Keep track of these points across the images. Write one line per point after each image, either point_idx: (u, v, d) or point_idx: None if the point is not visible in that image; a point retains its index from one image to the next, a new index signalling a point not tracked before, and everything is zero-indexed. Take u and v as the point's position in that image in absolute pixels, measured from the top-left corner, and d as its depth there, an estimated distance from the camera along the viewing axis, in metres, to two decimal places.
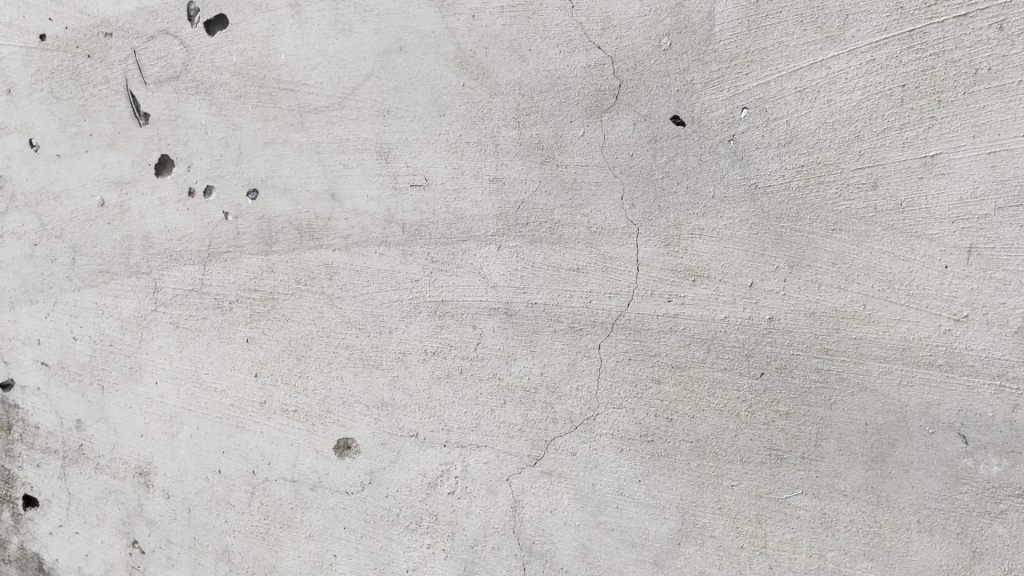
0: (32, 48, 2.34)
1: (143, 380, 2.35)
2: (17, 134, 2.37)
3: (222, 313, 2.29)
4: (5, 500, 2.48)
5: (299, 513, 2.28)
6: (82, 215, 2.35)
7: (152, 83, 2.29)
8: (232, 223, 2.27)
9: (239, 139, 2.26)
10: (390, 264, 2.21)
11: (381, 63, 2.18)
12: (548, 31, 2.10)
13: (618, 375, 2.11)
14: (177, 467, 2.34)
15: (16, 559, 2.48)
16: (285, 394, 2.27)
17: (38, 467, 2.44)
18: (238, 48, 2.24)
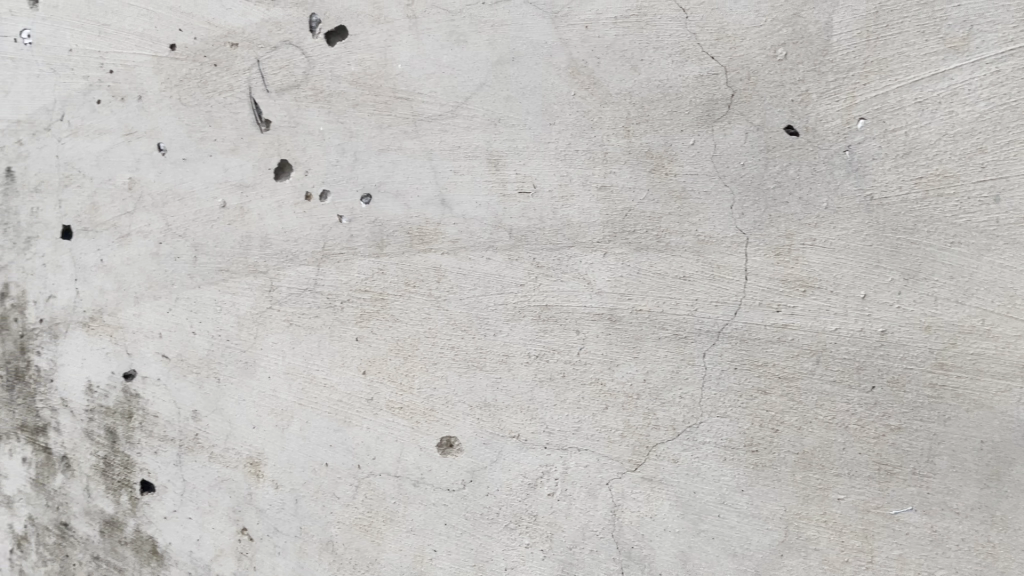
0: (163, 57, 2.47)
1: (257, 374, 2.46)
2: (146, 138, 2.51)
3: (335, 313, 2.39)
4: (123, 484, 2.61)
5: (402, 508, 2.36)
6: (204, 215, 2.47)
7: (274, 92, 2.40)
8: (346, 226, 2.37)
9: (355, 146, 2.35)
10: (496, 269, 2.26)
11: (494, 73, 2.24)
12: (661, 41, 2.13)
13: (722, 384, 2.11)
14: (287, 458, 2.44)
15: (131, 541, 2.61)
16: (392, 392, 2.35)
17: (156, 454, 2.57)
18: (357, 58, 2.34)
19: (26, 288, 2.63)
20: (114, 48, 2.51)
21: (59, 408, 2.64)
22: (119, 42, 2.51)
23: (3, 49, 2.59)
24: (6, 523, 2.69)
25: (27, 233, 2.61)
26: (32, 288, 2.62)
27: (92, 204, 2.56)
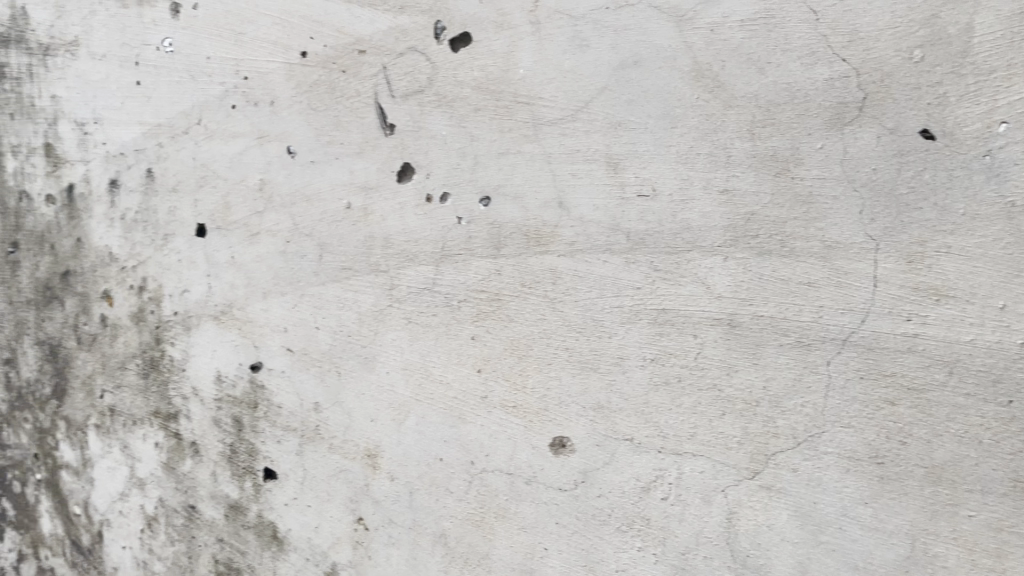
0: (294, 64, 2.58)
1: (376, 369, 2.55)
2: (277, 142, 2.62)
3: (452, 312, 2.46)
4: (247, 471, 2.74)
5: (513, 505, 2.42)
6: (330, 216, 2.58)
7: (399, 97, 2.48)
8: (465, 228, 2.43)
9: (476, 149, 2.41)
10: (613, 272, 2.31)
11: (616, 77, 2.30)
12: (790, 43, 2.20)
13: (846, 394, 2.17)
14: (403, 451, 2.54)
15: (253, 525, 2.75)
16: (505, 391, 2.41)
17: (279, 443, 2.69)
18: (480, 64, 2.40)
19: (163, 282, 2.79)
20: (249, 55, 2.63)
21: (190, 396, 2.80)
22: (254, 50, 2.63)
23: (146, 57, 2.74)
24: (140, 504, 2.89)
25: (165, 231, 2.77)
26: (168, 282, 2.79)
27: (224, 204, 2.70)
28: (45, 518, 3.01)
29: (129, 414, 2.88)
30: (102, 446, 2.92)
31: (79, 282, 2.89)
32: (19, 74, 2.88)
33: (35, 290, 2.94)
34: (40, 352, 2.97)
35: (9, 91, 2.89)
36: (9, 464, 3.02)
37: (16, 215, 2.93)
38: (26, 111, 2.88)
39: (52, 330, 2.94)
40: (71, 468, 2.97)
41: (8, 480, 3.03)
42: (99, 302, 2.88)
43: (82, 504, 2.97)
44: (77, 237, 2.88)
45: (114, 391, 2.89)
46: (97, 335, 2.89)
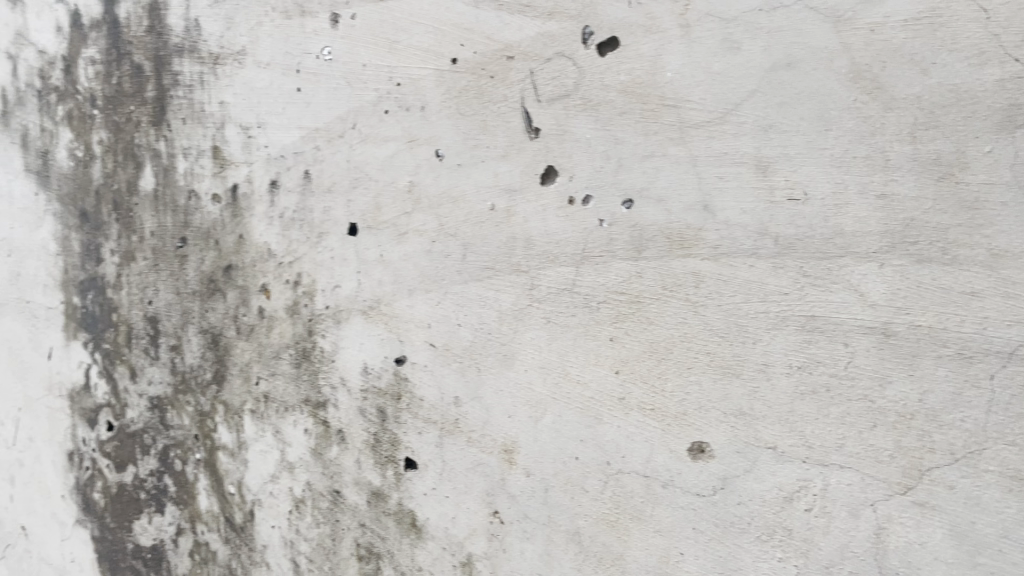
0: (445, 71, 2.67)
1: (515, 367, 2.62)
2: (426, 145, 2.72)
3: (592, 313, 2.52)
4: (389, 460, 2.87)
5: (649, 508, 2.47)
6: (475, 217, 2.66)
7: (545, 101, 2.55)
8: (606, 230, 2.49)
9: (620, 153, 2.47)
10: (759, 276, 2.36)
11: (769, 79, 2.35)
12: (956, 43, 2.22)
13: (1012, 411, 2.18)
14: (539, 449, 2.60)
15: (393, 512, 2.87)
16: (644, 393, 2.46)
17: (420, 435, 2.81)
18: (626, 68, 2.46)
19: (316, 277, 2.96)
20: (403, 63, 2.73)
21: (338, 386, 2.95)
22: (406, 57, 2.72)
23: (306, 65, 2.89)
24: (289, 487, 3.08)
25: (320, 229, 2.93)
26: (321, 278, 2.95)
27: (375, 205, 2.83)
28: (202, 495, 3.27)
29: (282, 401, 3.06)
30: (256, 430, 3.13)
31: (240, 276, 3.11)
32: (192, 81, 3.13)
33: (201, 283, 3.18)
34: (203, 340, 3.21)
35: (182, 98, 3.15)
36: (172, 443, 3.31)
37: (186, 212, 3.19)
38: (197, 116, 3.13)
39: (214, 320, 3.17)
40: (227, 450, 3.21)
41: (171, 458, 3.31)
42: (257, 294, 3.08)
43: (236, 483, 3.20)
44: (239, 234, 3.09)
45: (268, 378, 3.08)
46: (254, 325, 3.09)
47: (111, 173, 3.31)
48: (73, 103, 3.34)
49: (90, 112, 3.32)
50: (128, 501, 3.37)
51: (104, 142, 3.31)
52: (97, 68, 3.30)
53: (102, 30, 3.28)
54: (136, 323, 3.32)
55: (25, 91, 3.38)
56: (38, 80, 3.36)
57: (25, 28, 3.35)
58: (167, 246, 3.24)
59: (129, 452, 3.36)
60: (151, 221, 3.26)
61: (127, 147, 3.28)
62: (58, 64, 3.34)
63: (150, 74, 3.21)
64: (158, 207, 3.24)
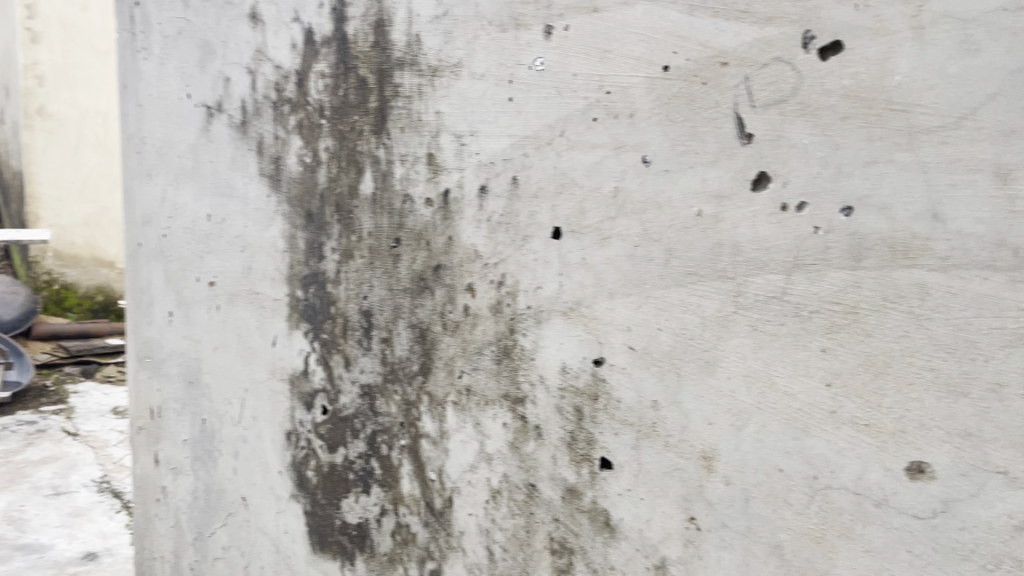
0: (656, 78, 2.70)
1: (717, 373, 2.62)
2: (634, 151, 2.77)
3: (802, 322, 2.46)
4: (584, 459, 2.94)
5: (859, 527, 2.39)
6: (681, 223, 2.68)
7: (760, 106, 2.50)
8: (822, 237, 2.42)
9: (839, 159, 2.38)
10: (994, 290, 2.16)
11: (1013, 81, 2.11)
12: None
13: None
14: (740, 458, 2.59)
15: (587, 510, 2.94)
16: (858, 408, 2.38)
17: (617, 436, 2.86)
18: (850, 72, 2.35)
19: (520, 278, 3.07)
20: (614, 71, 2.79)
21: (537, 383, 3.06)
22: (618, 65, 2.78)
23: (519, 76, 3.01)
24: (486, 477, 3.22)
25: (525, 233, 3.05)
26: (525, 279, 3.06)
27: (580, 210, 2.91)
28: (406, 479, 3.50)
29: (483, 394, 3.22)
30: (458, 420, 3.31)
31: (448, 275, 3.29)
32: (411, 92, 3.33)
33: (412, 280, 3.40)
34: (412, 334, 3.42)
35: (402, 108, 3.36)
36: (380, 429, 3.58)
37: (401, 214, 3.42)
38: (414, 125, 3.33)
39: (423, 315, 3.38)
40: (430, 438, 3.41)
41: (378, 443, 3.59)
42: (464, 293, 3.25)
43: (437, 470, 3.39)
44: (450, 235, 3.27)
45: (471, 372, 3.25)
46: (460, 322, 3.26)
47: (336, 178, 3.63)
48: (303, 114, 3.72)
49: (319, 121, 3.66)
50: (338, 480, 3.77)
51: (329, 149, 3.64)
52: (326, 81, 3.60)
53: (332, 46, 3.56)
54: (352, 316, 3.63)
55: (261, 103, 3.88)
56: (273, 92, 3.81)
57: (264, 46, 3.82)
58: (383, 246, 3.49)
59: (341, 435, 3.74)
60: (369, 221, 3.52)
61: (350, 154, 3.56)
62: (292, 78, 3.73)
63: (373, 86, 3.44)
64: (376, 209, 3.50)
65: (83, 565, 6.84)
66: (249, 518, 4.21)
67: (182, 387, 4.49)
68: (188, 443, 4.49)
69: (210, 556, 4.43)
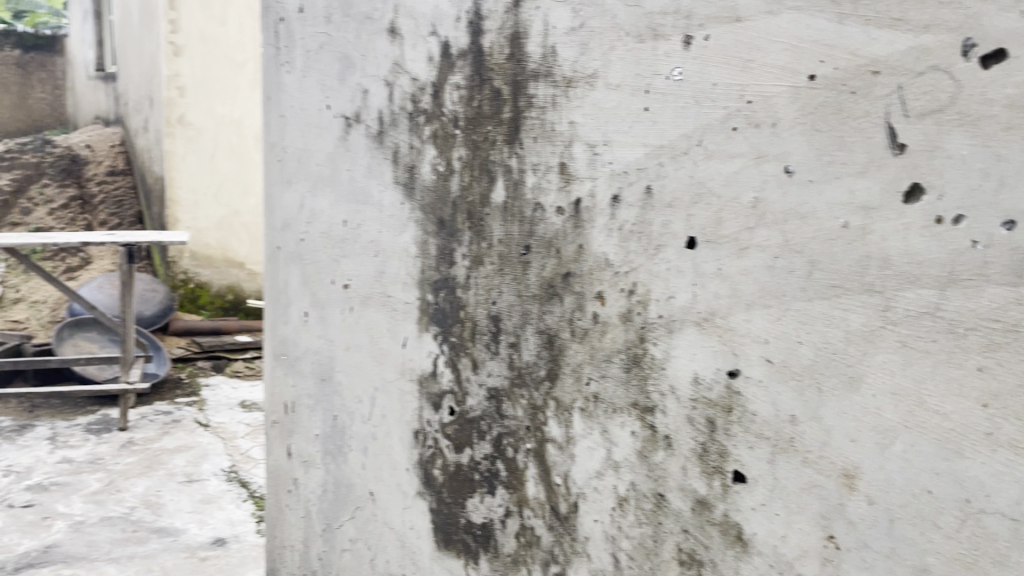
0: (801, 87, 2.65)
1: (861, 390, 2.55)
2: (775, 161, 2.73)
3: (956, 339, 2.35)
4: (716, 471, 2.92)
5: (1015, 554, 2.25)
6: (825, 234, 2.61)
7: (914, 116, 2.40)
8: (980, 252, 2.29)
9: (1002, 170, 2.24)
10: None
11: None
12: None
13: None
14: (884, 477, 2.51)
15: (719, 523, 2.92)
16: (1016, 430, 2.23)
17: (751, 449, 2.83)
18: (1016, 81, 2.20)
19: (652, 288, 3.08)
20: (756, 80, 2.76)
21: (667, 393, 3.06)
22: (760, 75, 2.74)
23: (656, 86, 3.02)
24: (613, 484, 3.24)
25: (658, 242, 3.05)
26: (656, 288, 3.06)
27: (717, 220, 2.89)
28: (531, 482, 3.56)
29: (611, 402, 3.24)
30: (585, 427, 3.34)
31: (577, 283, 3.32)
32: (545, 103, 3.38)
33: (541, 287, 3.45)
34: (539, 340, 3.48)
35: (536, 118, 3.42)
36: (506, 432, 3.65)
37: (532, 222, 3.48)
38: (547, 135, 3.38)
39: (551, 322, 3.42)
40: (556, 443, 3.45)
41: (504, 445, 3.67)
42: (593, 301, 3.27)
43: (563, 475, 3.43)
44: (580, 243, 3.31)
45: (599, 380, 3.28)
46: (589, 329, 3.29)
47: (468, 186, 3.73)
48: (438, 124, 3.84)
49: (453, 132, 3.77)
50: (464, 480, 3.87)
51: (462, 159, 3.74)
52: (461, 93, 3.71)
53: (467, 59, 3.66)
54: (480, 321, 3.72)
55: (398, 113, 4.03)
56: (410, 104, 3.96)
57: (402, 59, 3.97)
58: (513, 252, 3.56)
59: (467, 436, 3.84)
60: (500, 229, 3.60)
61: (483, 163, 3.65)
62: (427, 89, 3.86)
63: (507, 97, 3.51)
64: (507, 217, 3.57)
65: (213, 549, 7.24)
66: (376, 512, 4.37)
67: (315, 384, 4.71)
68: (319, 437, 4.70)
69: (337, 547, 4.63)
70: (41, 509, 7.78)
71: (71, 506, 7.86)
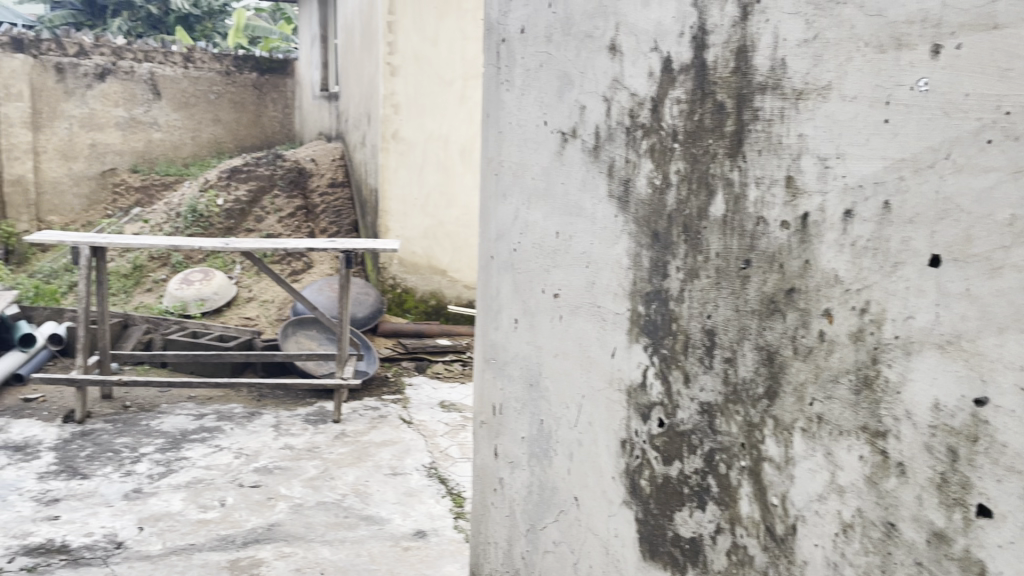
0: None
1: None
2: None
3: None
4: (958, 503, 2.73)
5: None
6: None
7: None
8: None
9: None
10: None
11: None
12: None
13: None
14: None
15: (959, 559, 2.73)
16: None
17: (999, 482, 2.59)
18: None
19: (887, 306, 2.95)
20: (1016, 90, 2.55)
21: (902, 418, 2.91)
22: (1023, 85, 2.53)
23: (898, 97, 2.89)
24: (837, 509, 3.13)
25: (896, 258, 2.92)
26: (892, 307, 2.93)
27: (966, 236, 2.70)
28: (745, 500, 3.51)
29: (837, 424, 3.13)
30: (807, 448, 3.25)
31: (802, 299, 3.25)
32: (772, 116, 3.33)
33: (761, 302, 3.41)
34: (758, 356, 3.43)
35: (761, 131, 3.38)
36: (719, 447, 3.63)
37: (753, 236, 3.44)
38: (773, 148, 3.34)
39: (772, 338, 3.37)
40: (774, 462, 3.38)
41: (716, 461, 3.64)
42: (819, 318, 3.18)
43: (780, 496, 3.36)
44: (806, 259, 3.23)
45: (823, 401, 3.18)
46: (813, 347, 3.20)
47: (685, 199, 3.74)
48: (656, 138, 3.88)
49: (671, 146, 3.80)
50: (672, 492, 3.87)
51: (680, 172, 3.76)
52: (682, 107, 3.74)
53: (690, 73, 3.68)
54: (694, 334, 3.72)
55: (615, 128, 4.12)
56: (628, 118, 4.03)
57: (622, 75, 4.05)
58: (732, 266, 3.53)
59: (677, 449, 3.84)
60: (718, 242, 3.59)
61: (702, 176, 3.65)
62: (646, 104, 3.92)
63: (731, 110, 3.50)
64: (726, 230, 3.55)
65: (415, 540, 7.66)
66: (580, 517, 4.47)
67: (522, 389, 4.89)
68: (525, 440, 4.88)
69: (541, 548, 4.78)
70: (267, 490, 8.59)
71: (292, 489, 8.61)
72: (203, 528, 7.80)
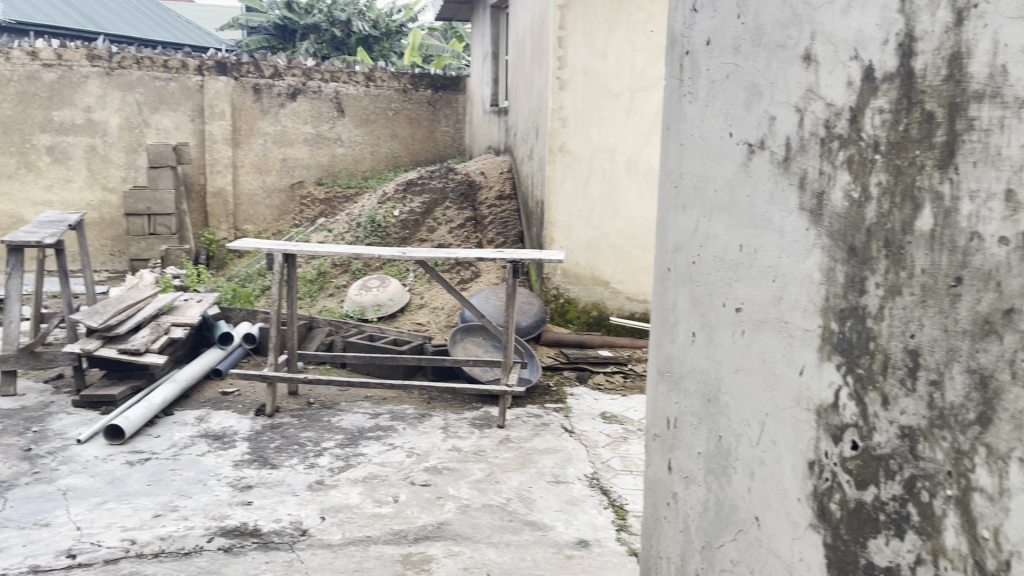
0: None
1: None
2: None
3: None
4: None
5: None
6: None
7: None
8: None
9: None
10: None
11: None
12: None
13: None
14: None
15: None
16: None
17: None
18: None
19: None
20: None
21: None
22: None
23: None
24: None
25: None
26: None
27: None
28: (950, 531, 3.32)
29: None
30: None
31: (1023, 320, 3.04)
32: (990, 125, 3.15)
33: (974, 322, 3.22)
34: (969, 379, 3.24)
35: (977, 142, 3.20)
36: (921, 474, 3.45)
37: (966, 252, 3.25)
38: (991, 159, 3.15)
39: (986, 361, 3.17)
40: (986, 493, 3.17)
41: (918, 488, 3.46)
42: None
43: (992, 529, 3.15)
44: None
45: None
46: None
47: (887, 213, 3.60)
48: (855, 149, 3.75)
49: (872, 157, 3.66)
50: (866, 518, 3.72)
51: (882, 184, 3.62)
52: (884, 117, 3.60)
53: (894, 82, 3.54)
54: (895, 354, 3.56)
55: (808, 139, 4.02)
56: (823, 129, 3.92)
57: (817, 85, 3.95)
58: (940, 283, 3.36)
59: (872, 473, 3.68)
60: (924, 258, 3.42)
61: (906, 189, 3.50)
62: (844, 114, 3.80)
63: (942, 120, 3.34)
64: (934, 246, 3.38)
65: (578, 549, 7.73)
66: (761, 537, 4.37)
67: (700, 403, 4.84)
68: (702, 456, 4.82)
69: (717, 566, 4.71)
70: (436, 489, 8.94)
71: (459, 489, 8.91)
72: (378, 521, 8.21)
